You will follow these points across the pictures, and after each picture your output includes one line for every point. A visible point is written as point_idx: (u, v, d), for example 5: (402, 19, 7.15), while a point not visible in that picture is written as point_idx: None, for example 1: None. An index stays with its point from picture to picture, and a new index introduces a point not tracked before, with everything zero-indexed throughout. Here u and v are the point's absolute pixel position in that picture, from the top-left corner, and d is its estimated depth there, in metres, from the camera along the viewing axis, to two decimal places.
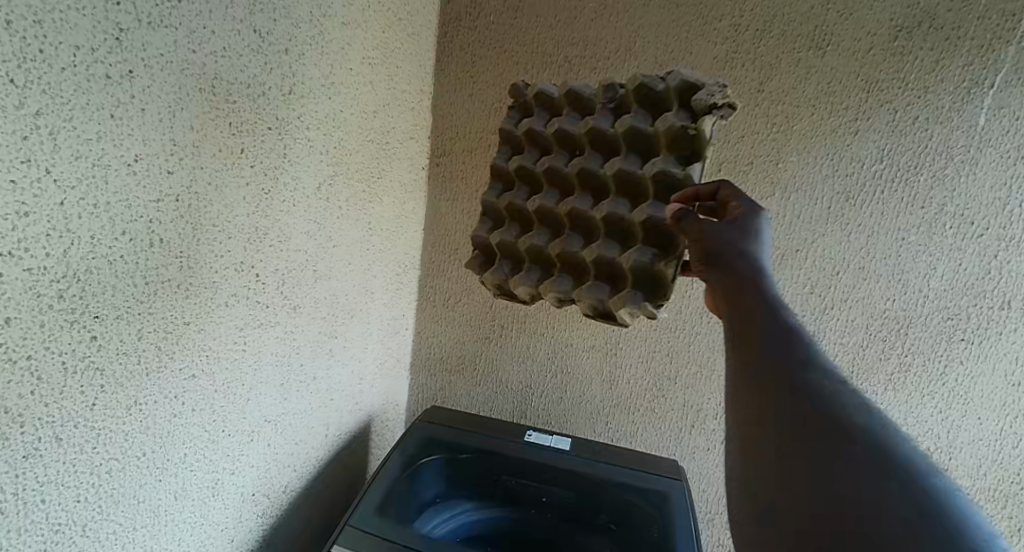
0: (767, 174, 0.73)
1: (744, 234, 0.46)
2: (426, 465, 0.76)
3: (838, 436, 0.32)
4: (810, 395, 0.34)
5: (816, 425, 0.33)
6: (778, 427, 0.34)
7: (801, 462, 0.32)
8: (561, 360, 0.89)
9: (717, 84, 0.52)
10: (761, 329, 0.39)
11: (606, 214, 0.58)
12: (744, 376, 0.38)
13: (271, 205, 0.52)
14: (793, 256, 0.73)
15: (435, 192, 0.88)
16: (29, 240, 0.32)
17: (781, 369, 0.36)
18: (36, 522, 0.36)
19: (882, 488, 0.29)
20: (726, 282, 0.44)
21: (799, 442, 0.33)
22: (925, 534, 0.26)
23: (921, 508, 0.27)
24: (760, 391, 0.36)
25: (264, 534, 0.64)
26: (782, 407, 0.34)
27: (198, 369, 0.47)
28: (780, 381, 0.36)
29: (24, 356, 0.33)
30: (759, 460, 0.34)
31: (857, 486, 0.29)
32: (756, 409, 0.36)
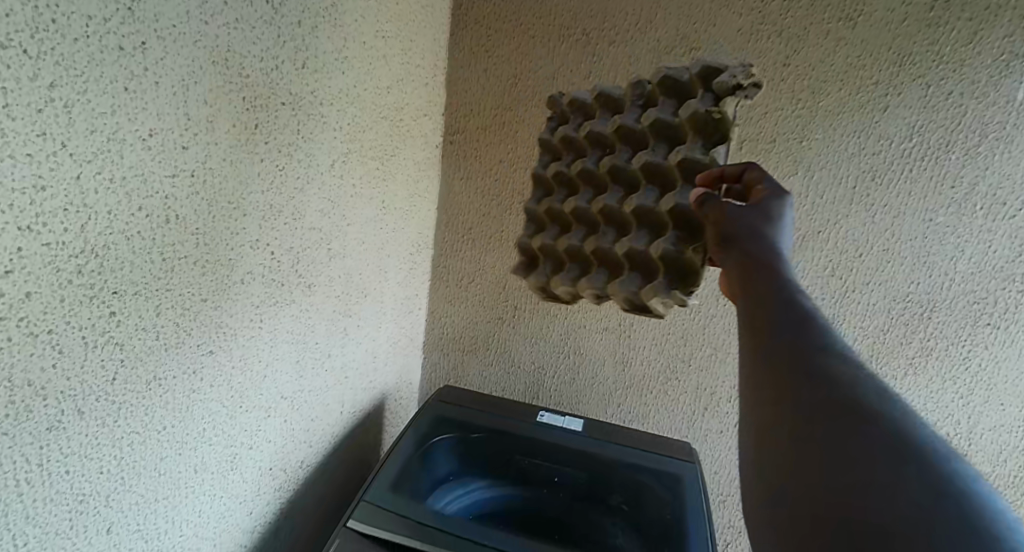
0: (790, 152, 0.71)
1: (768, 217, 0.45)
2: (438, 444, 0.77)
3: (854, 419, 0.31)
4: (825, 378, 0.33)
5: (832, 408, 0.32)
6: (791, 411, 0.33)
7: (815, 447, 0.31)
8: (574, 341, 0.88)
9: (739, 64, 0.51)
10: (777, 312, 0.38)
11: (637, 207, 0.57)
12: (758, 360, 0.37)
13: (286, 182, 0.52)
14: (814, 237, 0.71)
15: (449, 171, 0.87)
16: (47, 214, 0.32)
17: (795, 352, 0.35)
18: (61, 492, 0.37)
19: (898, 472, 0.28)
20: (741, 263, 0.43)
21: (813, 425, 0.32)
22: (941, 518, 0.25)
23: (937, 492, 0.26)
24: (774, 374, 0.35)
25: (282, 508, 0.65)
26: (795, 391, 0.34)
27: (215, 345, 0.48)
28: (795, 364, 0.35)
29: (45, 330, 0.33)
30: (773, 444, 0.33)
31: (871, 468, 0.28)
32: (771, 392, 0.35)
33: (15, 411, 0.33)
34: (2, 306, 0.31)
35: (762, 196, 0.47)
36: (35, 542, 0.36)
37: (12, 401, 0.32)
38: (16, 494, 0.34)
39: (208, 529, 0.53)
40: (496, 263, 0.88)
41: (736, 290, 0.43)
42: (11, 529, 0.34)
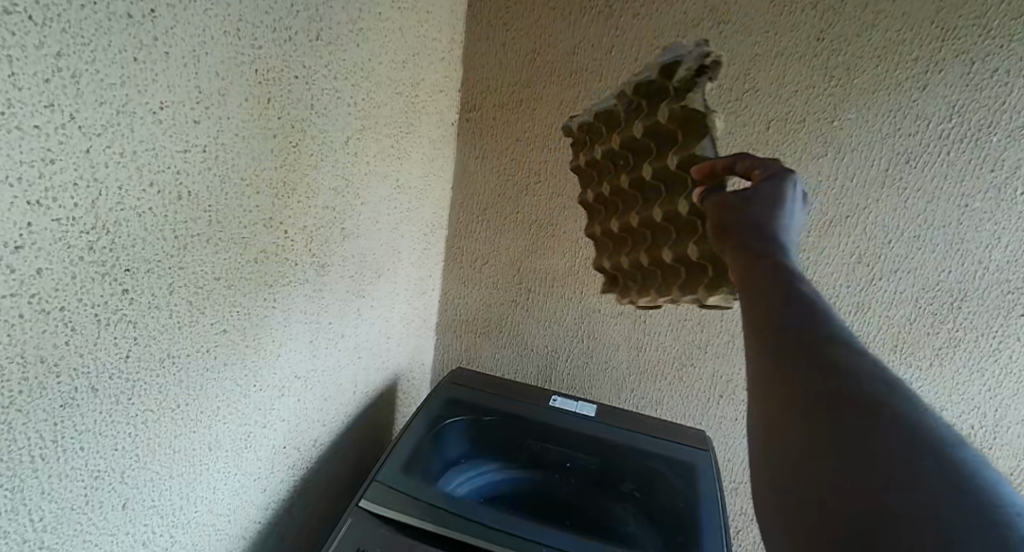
0: (820, 132, 0.68)
1: (771, 204, 0.42)
2: (450, 425, 0.77)
3: (862, 412, 0.29)
4: (833, 369, 0.31)
5: (840, 401, 0.30)
6: (798, 405, 0.32)
7: (825, 443, 0.29)
8: (588, 325, 0.87)
9: (693, 55, 0.49)
10: (781, 301, 0.36)
11: (658, 214, 0.55)
12: (763, 350, 0.35)
13: (299, 159, 0.51)
14: (842, 223, 0.69)
15: (464, 149, 0.85)
16: (57, 189, 0.31)
17: (799, 342, 0.33)
18: (76, 468, 0.37)
19: (912, 465, 0.26)
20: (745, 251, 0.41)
21: (821, 420, 0.30)
22: (959, 513, 0.24)
23: (954, 485, 0.25)
24: (779, 366, 0.33)
25: (296, 485, 0.65)
26: (801, 383, 0.32)
27: (229, 324, 0.47)
28: (800, 354, 0.33)
29: (58, 306, 0.33)
30: (782, 441, 0.31)
31: (884, 461, 0.27)
32: (778, 386, 0.33)
33: (29, 388, 0.32)
34: (13, 282, 0.30)
35: (760, 184, 0.43)
36: (51, 516, 0.36)
37: (25, 378, 0.32)
38: (31, 470, 0.34)
39: (222, 506, 0.53)
40: (510, 244, 0.87)
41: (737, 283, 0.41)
42: (27, 504, 0.34)
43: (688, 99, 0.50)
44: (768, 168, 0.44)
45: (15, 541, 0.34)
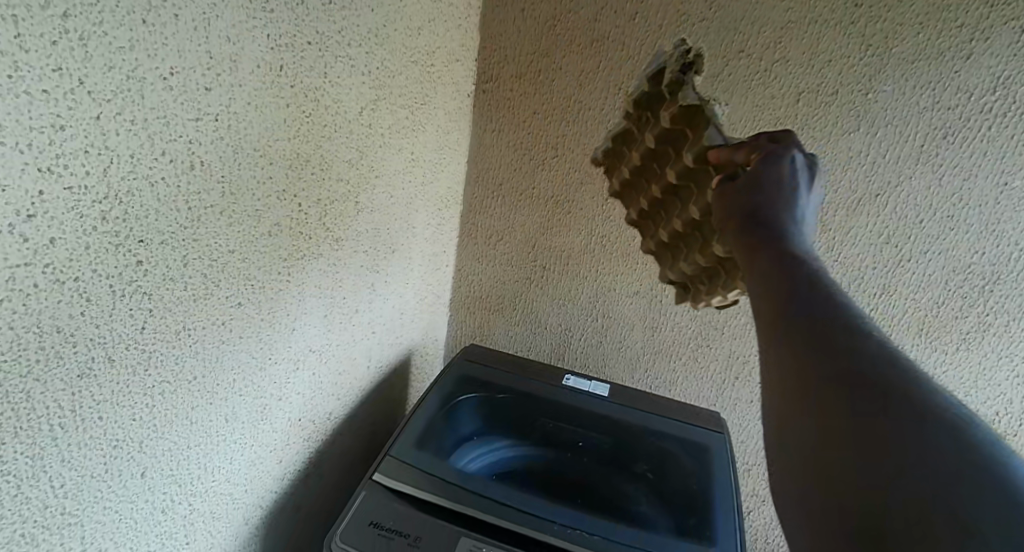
0: (853, 105, 0.66)
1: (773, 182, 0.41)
2: (463, 402, 0.77)
3: (873, 395, 0.28)
4: (844, 352, 0.30)
5: (852, 384, 0.29)
6: (807, 394, 0.30)
7: (837, 429, 0.28)
8: (603, 304, 0.86)
9: (673, 57, 0.49)
10: (788, 283, 0.35)
11: (696, 212, 0.51)
12: (772, 338, 0.33)
13: (313, 130, 0.50)
14: (871, 201, 0.68)
15: (480, 122, 0.83)
16: (68, 156, 0.30)
17: (808, 326, 0.32)
18: (95, 437, 0.37)
19: (928, 444, 0.25)
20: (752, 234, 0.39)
21: (831, 406, 0.29)
22: (977, 488, 0.22)
23: (972, 460, 0.23)
24: (788, 352, 0.32)
25: (311, 457, 0.66)
26: (810, 370, 0.30)
27: (243, 297, 0.47)
28: (808, 339, 0.31)
29: (72, 277, 0.32)
30: (795, 432, 0.30)
31: (900, 443, 0.25)
32: (787, 372, 0.32)
33: (46, 357, 0.32)
34: (27, 251, 0.30)
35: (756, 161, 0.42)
36: (72, 484, 0.36)
37: (42, 347, 0.32)
38: (50, 438, 0.34)
39: (239, 476, 0.54)
40: (526, 221, 0.85)
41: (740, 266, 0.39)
42: (48, 471, 0.34)
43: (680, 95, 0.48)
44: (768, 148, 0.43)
45: (36, 507, 0.34)
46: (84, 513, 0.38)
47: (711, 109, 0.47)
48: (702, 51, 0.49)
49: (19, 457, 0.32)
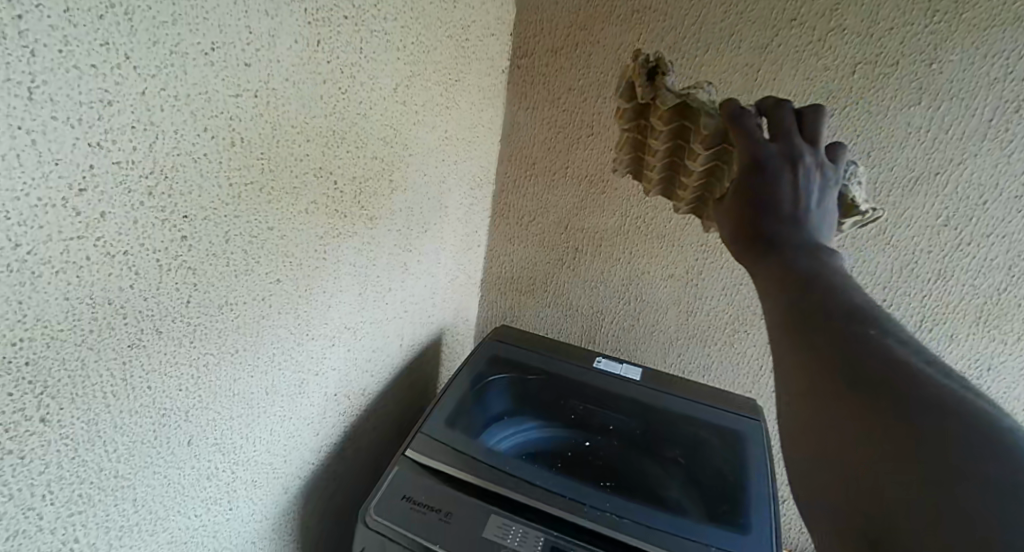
0: (914, 77, 0.62)
1: (769, 171, 0.40)
2: (493, 383, 0.77)
3: (877, 384, 0.29)
4: (848, 345, 0.31)
5: (859, 377, 0.30)
6: (814, 385, 0.32)
7: (843, 419, 0.29)
8: (636, 287, 0.84)
9: (631, 67, 0.46)
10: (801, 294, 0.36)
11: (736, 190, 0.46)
12: (781, 334, 0.35)
13: (348, 107, 0.50)
14: (930, 180, 0.65)
15: (513, 99, 0.82)
16: (116, 131, 0.31)
17: (814, 321, 0.34)
18: (144, 405, 0.39)
19: (930, 429, 0.26)
20: (758, 234, 0.41)
21: (839, 399, 0.30)
22: (975, 472, 0.23)
23: (978, 455, 0.24)
24: (792, 347, 0.34)
25: (346, 430, 0.68)
26: (818, 366, 0.32)
27: (282, 274, 0.48)
28: (811, 334, 0.33)
29: (121, 251, 0.33)
30: (803, 424, 0.32)
31: (900, 427, 0.27)
32: (795, 366, 0.33)
33: (98, 327, 0.33)
34: (80, 225, 0.30)
35: (747, 148, 0.41)
36: (123, 448, 0.38)
37: (95, 318, 0.33)
38: (104, 405, 0.35)
39: (278, 447, 0.56)
40: (559, 202, 0.84)
41: (754, 264, 0.41)
42: (102, 436, 0.36)
43: (657, 100, 0.45)
44: (754, 130, 0.42)
45: (92, 469, 0.36)
46: (135, 476, 0.40)
47: (695, 100, 0.43)
48: (659, 52, 0.44)
49: (75, 422, 0.34)
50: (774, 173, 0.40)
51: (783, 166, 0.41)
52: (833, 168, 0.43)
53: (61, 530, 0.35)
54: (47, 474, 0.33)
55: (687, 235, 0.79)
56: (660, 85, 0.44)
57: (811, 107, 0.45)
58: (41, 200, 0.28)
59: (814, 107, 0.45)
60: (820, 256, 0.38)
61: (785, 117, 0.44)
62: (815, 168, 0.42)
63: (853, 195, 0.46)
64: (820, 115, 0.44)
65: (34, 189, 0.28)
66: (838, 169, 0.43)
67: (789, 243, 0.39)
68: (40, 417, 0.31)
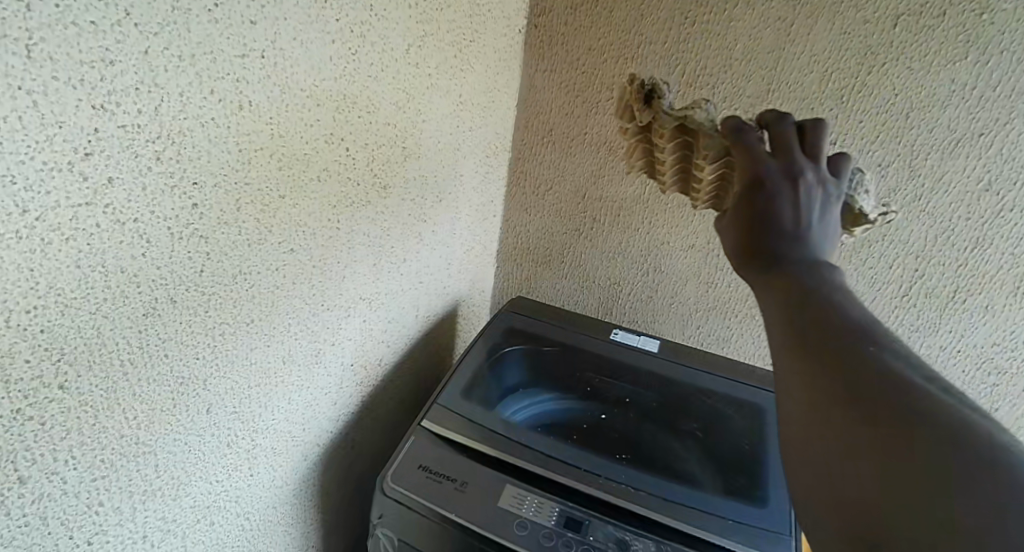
0: (960, 30, 0.58)
1: (768, 188, 0.37)
2: (508, 354, 0.77)
3: (878, 401, 0.26)
4: (847, 357, 0.29)
5: (858, 389, 0.27)
6: (815, 396, 0.29)
7: (840, 431, 0.26)
8: (655, 258, 0.82)
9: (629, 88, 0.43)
10: (799, 311, 0.33)
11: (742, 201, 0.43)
12: (780, 346, 0.32)
13: (359, 69, 0.48)
14: (973, 141, 0.62)
15: (531, 62, 0.79)
16: (120, 92, 0.30)
17: (814, 335, 0.31)
18: (162, 374, 0.39)
19: (932, 439, 0.23)
20: (758, 250, 0.38)
21: (837, 411, 0.27)
22: (985, 486, 0.21)
23: (979, 464, 0.22)
24: (793, 357, 0.31)
25: (363, 400, 0.68)
26: (819, 377, 0.29)
27: (296, 243, 0.48)
28: (814, 347, 0.30)
29: (131, 218, 0.33)
30: (799, 438, 0.28)
31: (900, 438, 0.24)
32: (797, 378, 0.30)
33: (112, 296, 0.33)
34: (87, 191, 0.30)
35: (747, 163, 0.39)
36: (143, 416, 0.38)
37: (108, 286, 0.33)
38: (122, 373, 0.35)
39: (297, 416, 0.56)
40: (577, 170, 0.82)
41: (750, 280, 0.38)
42: (122, 404, 0.36)
43: (656, 122, 0.42)
44: (755, 145, 0.39)
45: (113, 435, 0.36)
46: (156, 443, 0.40)
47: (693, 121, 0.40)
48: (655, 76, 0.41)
49: (94, 389, 0.34)
50: (773, 190, 0.37)
51: (783, 183, 0.37)
52: (836, 185, 0.39)
53: (86, 494, 0.36)
54: (68, 440, 0.33)
55: None
56: (658, 107, 0.41)
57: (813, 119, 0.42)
58: (47, 163, 0.27)
59: (816, 120, 0.42)
60: (822, 270, 0.35)
61: (787, 127, 0.41)
62: (817, 185, 0.38)
63: (861, 206, 0.45)
64: (822, 128, 0.41)
65: (39, 153, 0.27)
66: (840, 184, 0.40)
67: (788, 260, 0.36)
68: (59, 384, 0.32)
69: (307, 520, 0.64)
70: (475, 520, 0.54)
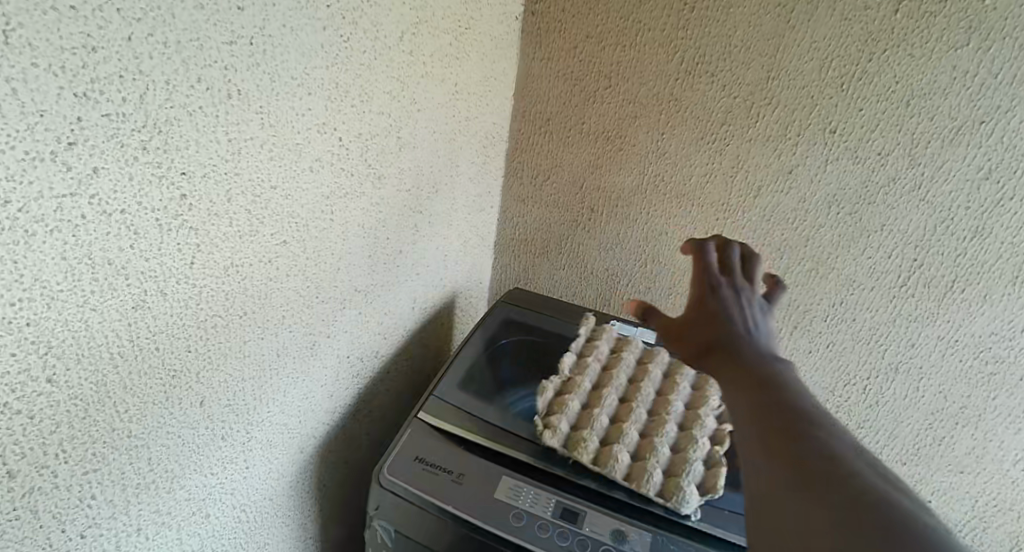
0: (962, 16, 0.58)
1: (713, 288, 0.46)
2: (505, 345, 0.77)
3: (809, 463, 0.28)
4: (809, 422, 0.31)
5: (822, 446, 0.29)
6: (778, 440, 0.30)
7: (802, 470, 0.28)
8: (653, 249, 0.82)
9: None
10: (762, 379, 0.36)
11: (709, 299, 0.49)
12: (750, 399, 0.35)
13: (352, 57, 0.47)
14: (974, 129, 0.61)
15: (528, 50, 0.78)
16: (103, 80, 0.29)
17: (779, 398, 0.34)
18: (154, 366, 0.38)
19: (886, 500, 0.25)
20: (700, 337, 0.43)
21: (802, 455, 0.29)
22: (931, 547, 0.22)
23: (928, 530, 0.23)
24: (759, 409, 0.33)
25: (359, 393, 0.68)
26: (786, 428, 0.31)
27: (288, 235, 0.47)
28: (776, 409, 0.33)
29: (118, 209, 0.32)
30: (749, 488, 0.29)
31: (859, 491, 0.26)
32: (762, 424, 0.32)
33: (99, 288, 0.33)
34: (71, 180, 0.29)
35: (699, 269, 0.49)
36: (135, 409, 0.38)
37: (95, 278, 0.32)
38: (111, 366, 0.35)
39: (293, 408, 0.56)
40: (574, 160, 0.81)
41: (696, 364, 0.42)
42: (112, 397, 0.36)
43: None
44: (707, 257, 0.49)
45: (104, 428, 0.36)
46: (149, 437, 0.40)
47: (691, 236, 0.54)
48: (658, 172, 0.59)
49: (83, 382, 0.33)
50: (716, 291, 0.46)
51: (721, 286, 0.46)
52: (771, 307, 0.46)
53: (77, 488, 0.35)
54: (58, 434, 0.33)
55: (708, 194, 0.75)
56: None
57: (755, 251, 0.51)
58: (28, 153, 0.27)
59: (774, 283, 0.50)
60: (769, 355, 0.39)
61: (731, 255, 0.50)
62: (752, 296, 0.46)
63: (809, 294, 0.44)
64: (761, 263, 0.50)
65: (20, 143, 0.26)
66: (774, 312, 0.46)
67: (737, 342, 0.41)
68: (47, 377, 0.31)
69: (303, 512, 0.64)
70: (470, 511, 0.54)
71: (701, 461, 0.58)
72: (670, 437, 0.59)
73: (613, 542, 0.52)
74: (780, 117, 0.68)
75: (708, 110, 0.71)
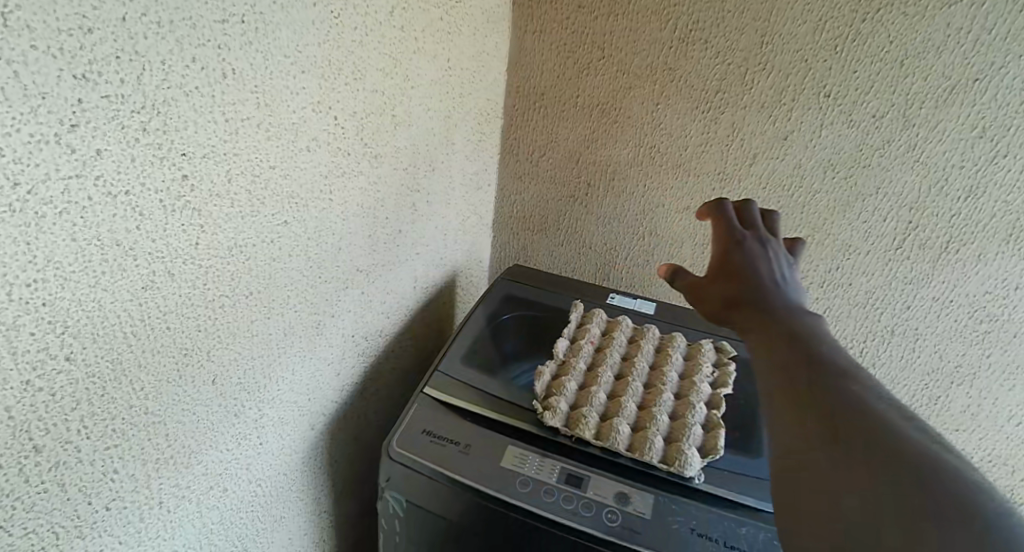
0: None
1: (735, 243, 0.47)
2: (507, 321, 0.78)
3: (833, 417, 0.29)
4: (830, 374, 0.32)
5: (842, 397, 0.30)
6: (800, 398, 0.31)
7: (824, 424, 0.29)
8: (650, 221, 0.83)
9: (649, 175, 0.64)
10: (784, 336, 0.37)
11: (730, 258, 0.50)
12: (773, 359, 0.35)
13: (343, 35, 0.47)
14: (968, 87, 0.61)
15: (519, 24, 0.77)
16: (100, 61, 0.29)
17: (801, 355, 0.35)
18: (166, 345, 0.39)
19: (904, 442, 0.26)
20: (723, 293, 0.44)
21: (824, 410, 0.30)
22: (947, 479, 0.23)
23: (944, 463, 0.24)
24: (782, 368, 0.34)
25: (365, 371, 0.69)
26: (808, 385, 0.32)
27: (289, 215, 0.48)
28: (797, 366, 0.34)
29: (123, 190, 0.33)
30: (775, 443, 0.31)
31: (879, 435, 0.27)
32: (784, 381, 0.33)
33: (110, 269, 0.34)
34: (76, 162, 0.30)
35: (721, 227, 0.49)
36: (150, 387, 0.39)
37: (105, 259, 0.33)
38: (126, 344, 0.36)
39: (302, 386, 0.58)
40: (570, 134, 0.81)
41: (720, 321, 0.43)
42: (128, 375, 0.37)
43: None
44: (726, 214, 0.50)
45: (122, 405, 0.37)
46: (164, 413, 0.41)
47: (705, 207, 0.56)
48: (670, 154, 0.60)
49: (100, 360, 0.35)
50: (736, 246, 0.47)
51: (744, 240, 0.47)
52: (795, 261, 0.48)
53: (100, 462, 0.37)
54: (79, 411, 0.34)
55: (704, 164, 0.76)
56: None
57: (768, 210, 0.53)
58: (34, 136, 0.27)
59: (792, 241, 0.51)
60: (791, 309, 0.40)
61: (750, 213, 0.51)
62: (775, 250, 0.47)
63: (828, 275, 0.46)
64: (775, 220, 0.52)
65: (26, 125, 0.27)
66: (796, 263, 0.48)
67: (760, 296, 0.42)
68: (65, 355, 0.32)
69: (316, 488, 0.66)
70: (479, 479, 0.55)
71: (701, 425, 0.59)
72: (667, 405, 0.61)
73: (617, 504, 0.53)
74: (774, 82, 0.68)
75: (703, 78, 0.71)
